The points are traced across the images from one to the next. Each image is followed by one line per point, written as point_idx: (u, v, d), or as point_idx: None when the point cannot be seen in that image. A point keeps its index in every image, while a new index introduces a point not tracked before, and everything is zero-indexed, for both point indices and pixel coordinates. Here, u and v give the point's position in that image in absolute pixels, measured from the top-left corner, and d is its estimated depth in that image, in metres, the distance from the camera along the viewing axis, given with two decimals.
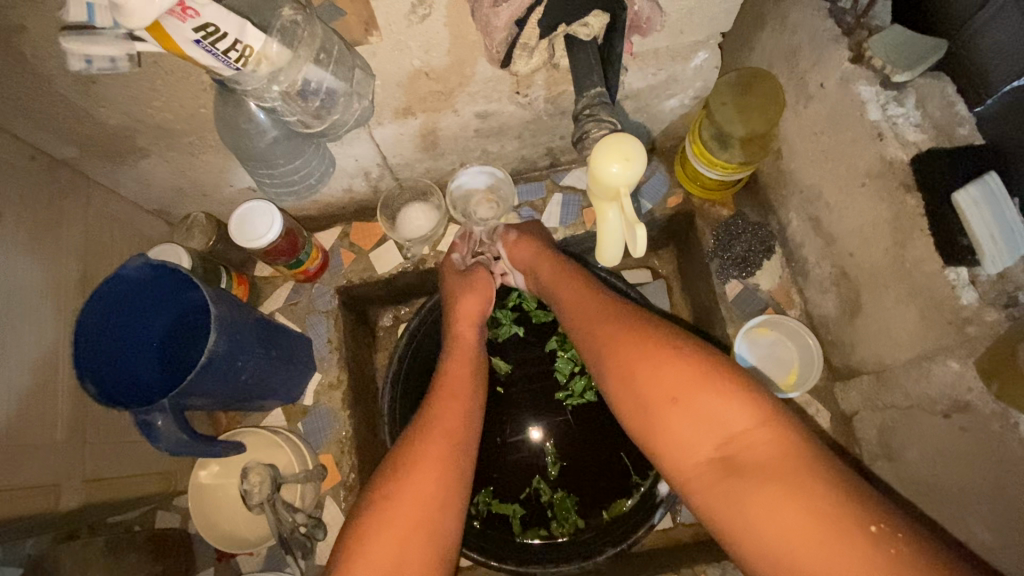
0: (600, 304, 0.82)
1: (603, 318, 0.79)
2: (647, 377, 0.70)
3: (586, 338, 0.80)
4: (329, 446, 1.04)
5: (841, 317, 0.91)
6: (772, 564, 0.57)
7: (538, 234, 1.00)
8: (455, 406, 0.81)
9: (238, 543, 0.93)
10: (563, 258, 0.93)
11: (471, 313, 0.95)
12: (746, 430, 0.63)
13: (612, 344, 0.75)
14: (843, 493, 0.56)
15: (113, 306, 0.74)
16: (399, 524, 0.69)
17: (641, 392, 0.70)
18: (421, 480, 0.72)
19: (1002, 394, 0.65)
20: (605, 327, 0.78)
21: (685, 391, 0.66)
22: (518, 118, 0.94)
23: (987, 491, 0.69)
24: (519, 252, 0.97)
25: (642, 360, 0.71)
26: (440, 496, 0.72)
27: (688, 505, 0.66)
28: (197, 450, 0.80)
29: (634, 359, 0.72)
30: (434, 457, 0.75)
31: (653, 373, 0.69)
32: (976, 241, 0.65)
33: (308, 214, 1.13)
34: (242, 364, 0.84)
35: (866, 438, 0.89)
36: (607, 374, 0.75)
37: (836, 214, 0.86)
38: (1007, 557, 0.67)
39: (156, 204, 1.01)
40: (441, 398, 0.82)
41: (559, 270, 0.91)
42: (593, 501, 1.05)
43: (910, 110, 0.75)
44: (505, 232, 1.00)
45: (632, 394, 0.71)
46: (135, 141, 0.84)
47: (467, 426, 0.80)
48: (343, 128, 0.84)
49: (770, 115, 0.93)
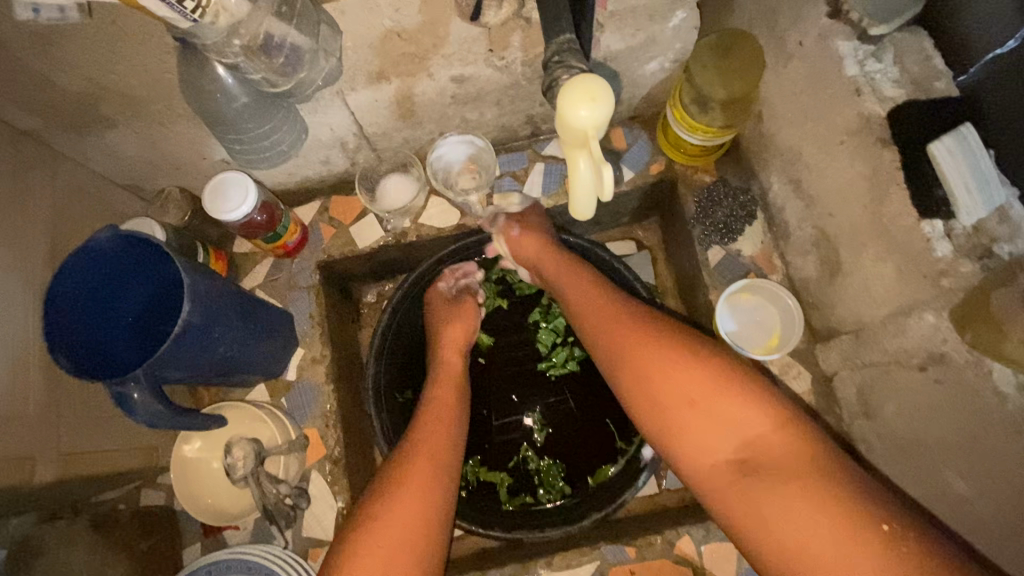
0: (609, 306, 0.84)
1: (616, 319, 0.81)
2: (665, 382, 0.72)
3: (598, 343, 0.82)
4: (313, 420, 1.02)
5: (821, 278, 0.91)
6: (791, 565, 0.60)
7: (542, 227, 1.01)
8: (440, 428, 0.85)
9: (221, 516, 0.93)
10: (569, 258, 0.94)
11: (456, 341, 1.00)
12: (761, 431, 0.65)
13: (626, 347, 0.77)
14: (855, 492, 0.59)
15: (84, 277, 0.73)
16: (386, 537, 0.71)
17: (656, 395, 0.72)
18: (411, 493, 0.75)
19: (976, 342, 0.67)
20: (617, 328, 0.80)
21: (704, 397, 0.69)
22: (495, 82, 0.92)
23: (964, 441, 0.69)
24: (527, 247, 0.99)
25: (657, 362, 0.73)
26: (430, 512, 0.75)
27: (708, 503, 0.68)
28: (174, 423, 0.80)
29: (649, 361, 0.74)
30: (424, 475, 0.78)
31: (667, 375, 0.72)
32: (953, 191, 0.67)
33: (286, 188, 1.11)
34: (218, 335, 0.83)
35: (846, 398, 0.89)
36: (621, 374, 0.77)
37: (816, 174, 0.86)
38: (985, 505, 0.68)
39: (129, 178, 0.99)
40: (432, 417, 0.86)
41: (565, 271, 0.93)
42: (579, 468, 1.06)
43: (888, 66, 0.76)
44: (506, 228, 1.02)
45: (648, 399, 0.73)
46: (101, 110, 0.82)
47: (451, 446, 0.83)
48: (311, 87, 0.83)
49: (749, 78, 0.91)
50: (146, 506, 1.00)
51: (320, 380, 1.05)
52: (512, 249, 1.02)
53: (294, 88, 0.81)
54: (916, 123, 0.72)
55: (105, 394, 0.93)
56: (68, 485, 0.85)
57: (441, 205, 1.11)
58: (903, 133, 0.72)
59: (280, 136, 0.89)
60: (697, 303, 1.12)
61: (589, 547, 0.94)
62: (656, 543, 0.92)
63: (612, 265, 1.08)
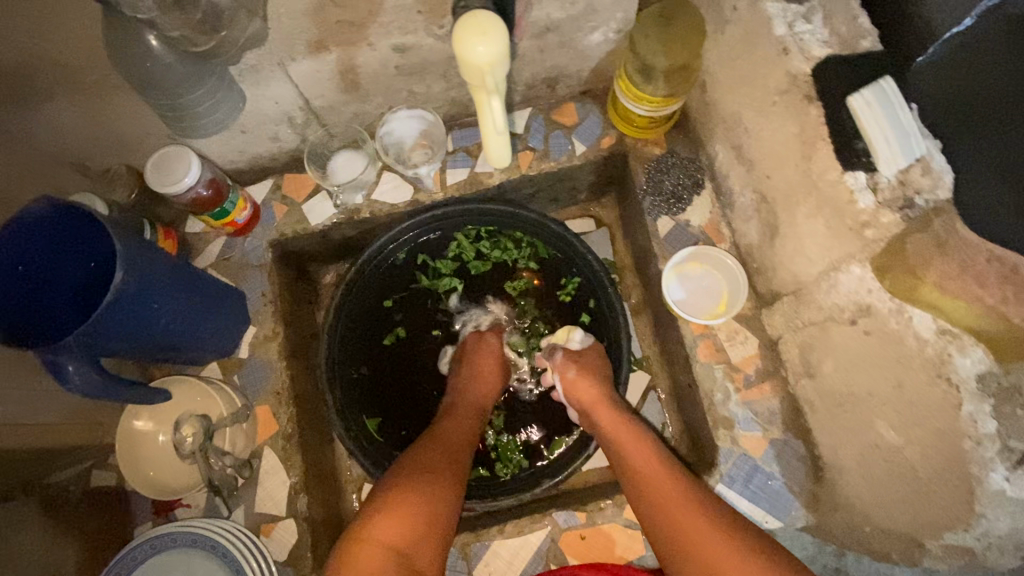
0: (659, 461, 0.87)
1: (665, 475, 0.85)
2: (699, 541, 0.77)
3: (643, 482, 0.85)
4: (266, 397, 1.02)
5: (763, 242, 0.92)
6: None
7: (599, 372, 1.00)
8: (454, 457, 0.85)
9: (163, 489, 0.92)
10: (631, 419, 0.94)
11: (481, 391, 1.00)
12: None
13: (664, 496, 0.82)
14: None
15: (19, 244, 0.73)
16: (401, 532, 0.73)
17: (689, 542, 0.77)
18: (437, 497, 0.78)
19: (893, 287, 0.69)
20: (679, 499, 0.81)
21: (727, 561, 0.74)
22: (438, 53, 0.93)
23: (890, 389, 0.71)
24: (579, 389, 0.98)
25: (719, 548, 0.75)
26: (440, 516, 0.77)
27: None
28: (114, 394, 0.79)
29: (712, 546, 0.75)
30: (449, 479, 0.81)
31: (700, 535, 0.77)
32: (872, 143, 0.67)
33: (236, 167, 1.10)
34: (158, 307, 0.82)
35: (789, 359, 0.90)
36: (671, 532, 0.79)
37: (753, 137, 0.87)
38: (911, 452, 0.70)
39: (74, 157, 0.96)
40: (450, 442, 0.88)
41: (621, 424, 0.93)
42: (535, 441, 1.06)
43: (817, 27, 0.76)
44: (566, 366, 1.00)
45: (682, 546, 0.78)
46: (37, 81, 0.79)
47: (461, 470, 0.84)
48: (236, 47, 0.81)
49: (693, 45, 0.96)
50: (97, 485, 0.99)
51: (273, 358, 1.04)
52: (565, 388, 1.00)
53: (216, 47, 0.79)
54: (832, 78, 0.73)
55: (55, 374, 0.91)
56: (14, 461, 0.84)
57: (392, 181, 1.11)
58: (825, 87, 0.73)
59: (217, 102, 0.87)
60: (652, 274, 1.13)
61: (541, 514, 0.94)
62: (606, 508, 0.93)
63: (566, 240, 1.10)
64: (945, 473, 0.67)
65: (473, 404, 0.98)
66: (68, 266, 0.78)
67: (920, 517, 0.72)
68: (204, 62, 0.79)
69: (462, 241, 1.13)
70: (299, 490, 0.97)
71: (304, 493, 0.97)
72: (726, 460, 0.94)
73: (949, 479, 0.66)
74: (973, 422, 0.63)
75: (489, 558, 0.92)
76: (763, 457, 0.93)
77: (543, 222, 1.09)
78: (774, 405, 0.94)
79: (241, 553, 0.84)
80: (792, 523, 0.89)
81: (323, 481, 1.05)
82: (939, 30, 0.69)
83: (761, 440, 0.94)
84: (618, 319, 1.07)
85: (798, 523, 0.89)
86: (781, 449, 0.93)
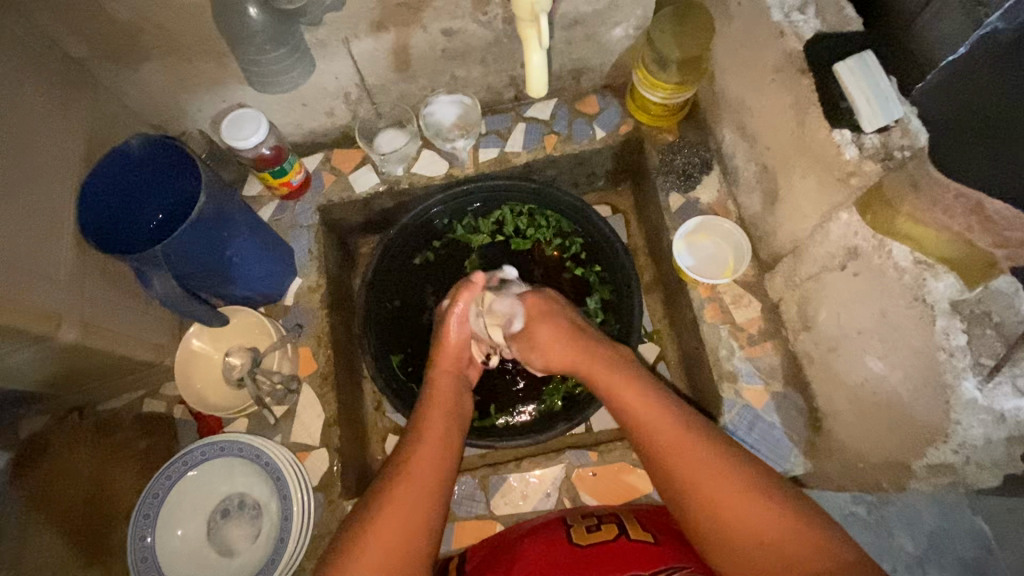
0: (682, 438, 0.76)
1: (683, 443, 0.75)
2: (698, 482, 0.72)
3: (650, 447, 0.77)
4: (307, 339, 1.11)
5: (764, 209, 1.02)
6: None
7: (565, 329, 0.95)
8: (431, 447, 0.80)
9: (210, 408, 1.03)
10: (648, 394, 0.82)
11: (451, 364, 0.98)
12: (788, 536, 0.66)
13: (686, 473, 0.73)
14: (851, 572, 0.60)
15: (121, 175, 0.89)
16: (392, 517, 0.71)
17: (681, 482, 0.73)
18: (417, 485, 0.75)
19: (872, 221, 0.78)
20: (696, 475, 0.72)
21: (736, 497, 0.69)
22: (480, 38, 1.09)
23: (878, 323, 0.80)
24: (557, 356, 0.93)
25: (737, 506, 0.69)
26: (423, 508, 0.73)
27: None
28: (184, 308, 0.91)
29: (730, 507, 0.69)
30: (434, 475, 0.77)
31: (717, 491, 0.70)
32: (855, 103, 0.77)
33: (295, 139, 1.23)
34: (226, 237, 0.93)
35: (790, 315, 0.98)
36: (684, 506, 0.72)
37: (754, 115, 0.99)
38: (897, 376, 0.78)
39: (155, 117, 1.10)
40: (431, 422, 0.85)
41: (638, 406, 0.81)
42: (552, 393, 1.15)
43: (810, 17, 0.87)
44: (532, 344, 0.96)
45: (687, 496, 0.72)
46: (139, 42, 0.93)
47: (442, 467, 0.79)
48: (319, 9, 0.94)
49: (701, 40, 1.09)
50: (148, 411, 1.11)
51: (315, 306, 1.13)
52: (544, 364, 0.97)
53: (305, 7, 0.91)
54: (827, 44, 0.83)
55: (135, 295, 1.00)
56: (69, 395, 1.01)
57: (430, 156, 1.23)
58: (815, 61, 0.84)
59: (292, 62, 1.01)
60: (663, 248, 1.23)
61: (556, 452, 1.02)
62: (616, 448, 1.01)
63: (592, 216, 1.19)
64: (926, 393, 0.74)
65: (449, 375, 0.96)
66: (157, 195, 0.95)
67: (905, 441, 0.79)
68: (291, 19, 0.92)
69: (501, 216, 1.25)
70: (333, 423, 1.05)
71: (337, 427, 1.05)
72: (730, 409, 1.00)
73: (929, 394, 0.74)
74: (946, 335, 0.71)
75: (506, 489, 1.00)
76: (764, 407, 1.00)
77: (569, 198, 1.20)
78: (775, 361, 1.02)
79: (281, 463, 0.92)
80: (791, 469, 0.97)
81: (353, 422, 1.13)
82: (903, 16, 0.83)
83: (762, 392, 1.01)
84: (627, 284, 1.16)
85: (796, 470, 0.97)
86: (781, 400, 1.00)
